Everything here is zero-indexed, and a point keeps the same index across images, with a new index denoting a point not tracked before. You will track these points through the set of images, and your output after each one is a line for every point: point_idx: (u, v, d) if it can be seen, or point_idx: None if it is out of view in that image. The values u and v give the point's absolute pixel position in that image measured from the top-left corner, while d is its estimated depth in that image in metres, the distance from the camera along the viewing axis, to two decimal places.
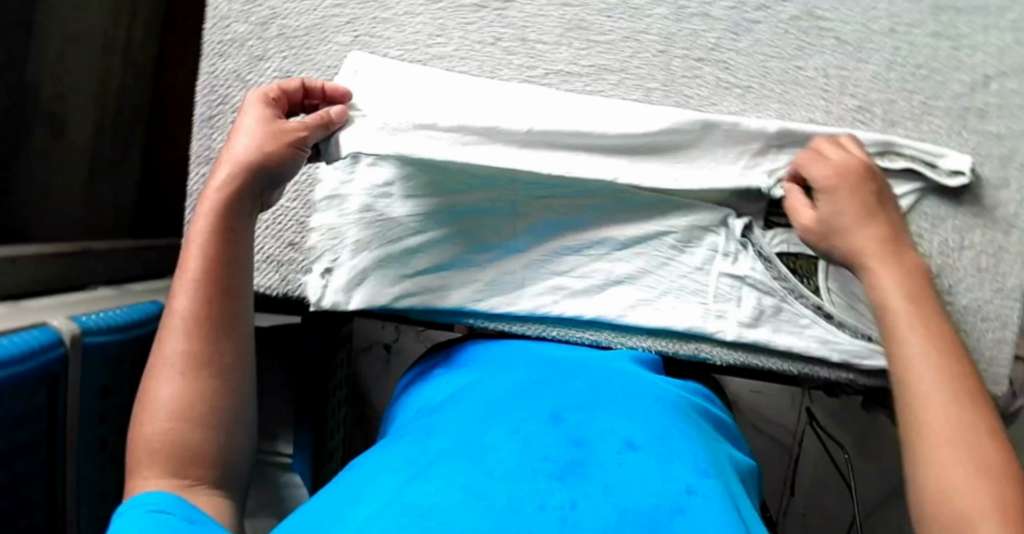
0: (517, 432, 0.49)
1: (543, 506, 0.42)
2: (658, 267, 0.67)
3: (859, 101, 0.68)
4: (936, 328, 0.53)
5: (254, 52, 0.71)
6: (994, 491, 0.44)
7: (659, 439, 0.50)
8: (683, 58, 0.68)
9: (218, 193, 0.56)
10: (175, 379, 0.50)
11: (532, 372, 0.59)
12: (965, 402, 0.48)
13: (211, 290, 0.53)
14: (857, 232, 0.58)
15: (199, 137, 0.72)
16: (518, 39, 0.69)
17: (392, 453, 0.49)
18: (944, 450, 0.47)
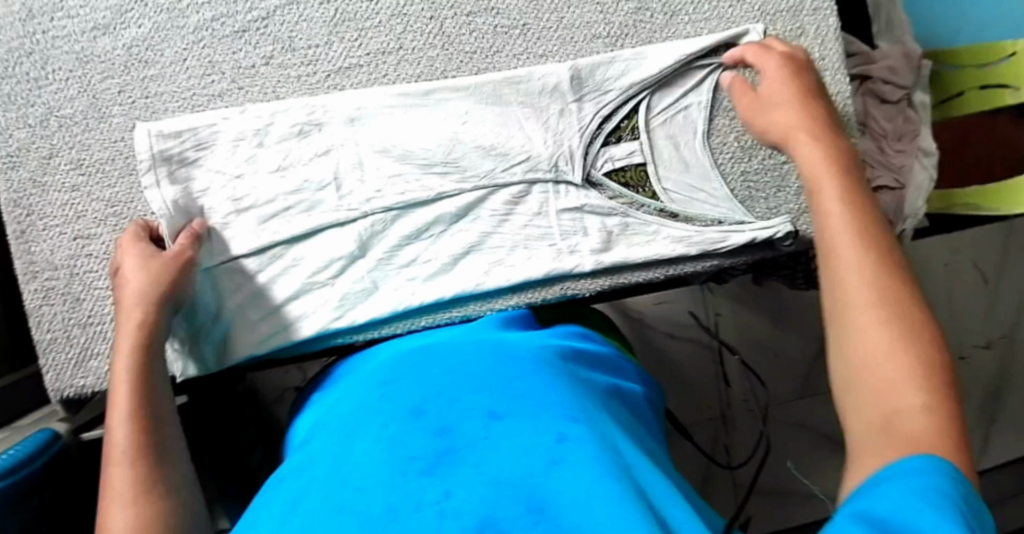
0: (377, 440, 0.44)
1: (418, 507, 0.38)
2: (499, 227, 0.67)
3: (635, 2, 0.68)
4: (846, 180, 0.48)
5: (41, 152, 0.69)
6: (920, 355, 0.39)
7: (521, 397, 0.46)
8: (454, 17, 0.67)
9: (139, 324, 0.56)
10: (126, 510, 0.47)
11: (388, 372, 0.54)
12: (880, 261, 0.43)
13: (150, 419, 0.52)
14: (782, 110, 0.57)
15: (17, 254, 0.69)
16: (289, 51, 0.67)
17: (256, 512, 0.44)
18: (863, 318, 0.41)
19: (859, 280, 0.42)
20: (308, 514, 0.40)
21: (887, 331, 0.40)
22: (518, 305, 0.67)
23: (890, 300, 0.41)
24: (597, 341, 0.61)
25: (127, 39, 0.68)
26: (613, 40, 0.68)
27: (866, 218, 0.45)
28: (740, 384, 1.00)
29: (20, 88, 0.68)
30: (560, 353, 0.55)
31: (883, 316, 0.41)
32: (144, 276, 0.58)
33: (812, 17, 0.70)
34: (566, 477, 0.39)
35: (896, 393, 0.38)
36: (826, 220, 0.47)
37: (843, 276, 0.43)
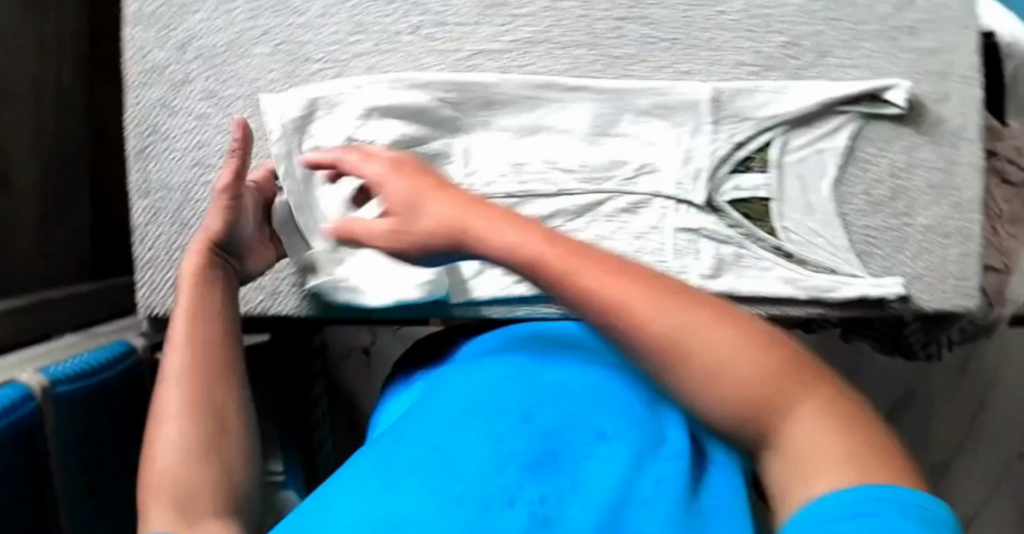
0: (487, 426, 0.45)
1: (511, 504, 0.38)
2: (613, 232, 0.67)
3: (788, 36, 0.67)
4: (593, 252, 0.39)
5: (176, 77, 0.70)
6: (807, 393, 0.32)
7: (637, 422, 0.44)
8: (605, 19, 0.67)
9: (194, 278, 0.54)
10: (180, 422, 0.45)
11: (504, 363, 0.54)
12: (719, 317, 0.35)
13: (198, 334, 0.50)
14: (426, 204, 0.47)
15: (135, 171, 0.71)
16: (438, 24, 0.68)
17: (355, 464, 0.45)
18: (721, 361, 0.33)
19: (709, 331, 0.34)
20: (418, 474, 0.40)
21: (763, 356, 0.33)
22: None
23: (753, 346, 0.33)
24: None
25: None
26: (759, 71, 0.67)
27: (618, 260, 0.38)
28: None
29: (169, 12, 0.70)
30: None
31: (756, 348, 0.33)
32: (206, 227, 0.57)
33: (960, 84, 0.69)
34: (675, 513, 0.39)
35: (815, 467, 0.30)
36: (630, 279, 0.37)
37: (689, 334, 0.34)
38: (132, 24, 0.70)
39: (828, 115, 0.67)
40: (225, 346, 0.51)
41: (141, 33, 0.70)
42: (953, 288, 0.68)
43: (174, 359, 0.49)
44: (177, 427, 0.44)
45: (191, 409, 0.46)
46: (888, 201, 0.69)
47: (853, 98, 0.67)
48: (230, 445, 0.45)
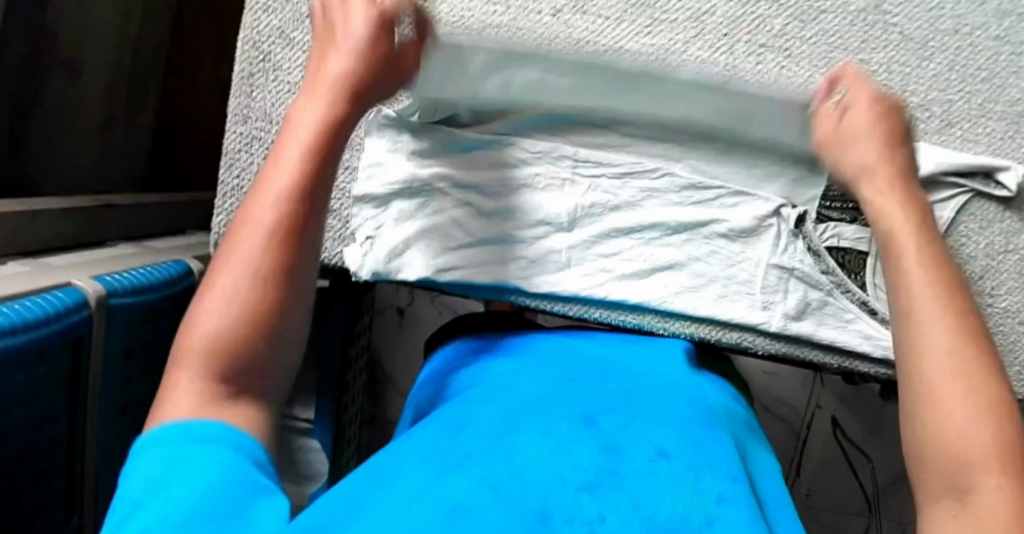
0: (552, 432, 0.48)
1: (571, 518, 0.41)
2: (706, 255, 0.67)
3: (920, 99, 0.68)
4: (965, 317, 0.46)
5: (300, 9, 0.69)
6: (992, 426, 0.41)
7: (691, 446, 0.49)
8: (747, 43, 0.67)
9: (310, 121, 0.50)
10: (240, 274, 0.44)
11: (566, 373, 0.58)
12: (975, 345, 0.45)
13: (302, 192, 0.47)
14: (856, 147, 0.57)
15: (237, 94, 0.69)
16: (579, 11, 0.67)
17: (417, 447, 0.48)
18: (939, 368, 0.44)
19: (939, 351, 0.44)
20: (473, 470, 0.44)
21: (971, 366, 0.44)
22: (691, 334, 0.68)
23: (975, 362, 0.44)
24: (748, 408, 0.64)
25: None
26: None
27: (958, 297, 0.47)
28: (810, 480, 1.01)
29: None
30: (728, 417, 0.58)
31: (979, 386, 0.43)
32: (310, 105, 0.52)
33: None
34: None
35: (983, 465, 0.40)
36: (907, 300, 0.48)
37: (929, 347, 0.45)
38: None
39: (938, 184, 0.68)
40: (298, 202, 0.46)
41: None
42: (1018, 377, 0.69)
43: (259, 219, 0.46)
44: (233, 279, 0.43)
45: (253, 273, 0.44)
46: (976, 279, 0.69)
47: (969, 168, 0.67)
48: (275, 324, 0.44)
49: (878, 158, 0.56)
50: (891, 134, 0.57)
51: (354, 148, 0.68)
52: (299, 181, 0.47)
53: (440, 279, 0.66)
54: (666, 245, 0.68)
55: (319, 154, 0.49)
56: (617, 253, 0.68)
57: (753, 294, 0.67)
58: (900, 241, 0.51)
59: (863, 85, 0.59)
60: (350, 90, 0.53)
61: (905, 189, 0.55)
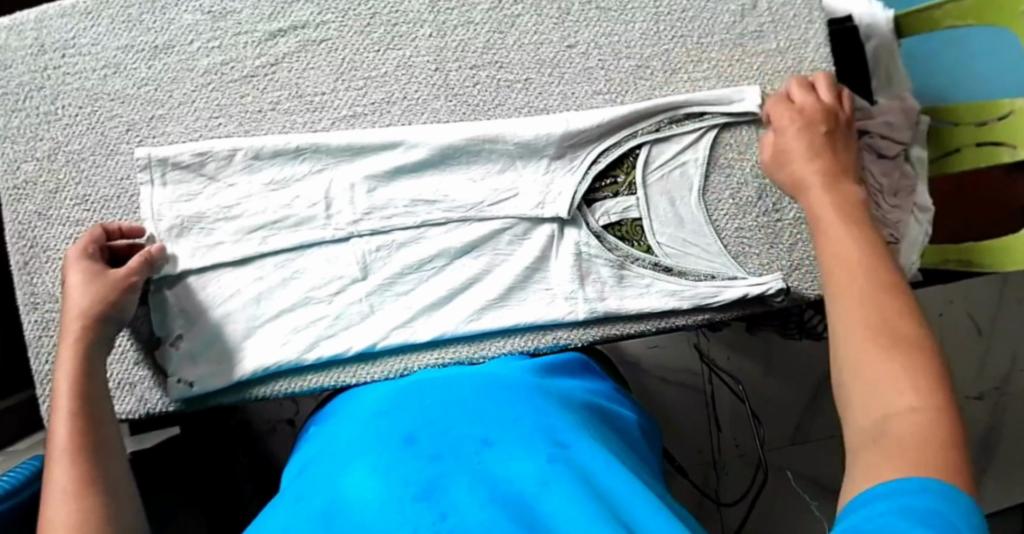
0: (380, 460, 0.52)
1: (415, 530, 0.45)
2: (500, 265, 0.68)
3: (636, 60, 0.69)
4: (874, 272, 0.47)
5: (48, 186, 0.70)
6: (906, 361, 0.41)
7: (509, 422, 0.54)
8: (458, 69, 0.68)
9: (74, 364, 0.56)
10: (68, 504, 0.50)
11: (382, 397, 0.62)
12: (894, 293, 0.45)
13: (91, 430, 0.54)
14: (805, 158, 0.60)
15: (21, 287, 0.70)
16: (295, 97, 0.68)
17: (266, 522, 0.49)
18: (848, 319, 0.45)
19: (857, 326, 0.44)
20: (316, 497, 0.50)
21: (902, 331, 0.43)
22: (507, 349, 0.68)
23: (894, 321, 0.43)
24: (596, 375, 0.67)
25: (139, 79, 0.69)
26: (614, 97, 0.69)
27: (868, 256, 0.48)
28: (730, 426, 1.01)
29: (32, 122, 0.69)
30: (565, 391, 0.61)
31: (888, 360, 0.42)
32: (91, 298, 0.59)
33: (807, 78, 0.72)
34: (556, 499, 0.47)
35: (898, 392, 0.40)
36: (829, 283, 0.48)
37: (874, 277, 0.46)
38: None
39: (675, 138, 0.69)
40: (102, 466, 0.53)
41: (9, 146, 0.69)
42: None
43: (60, 487, 0.51)
44: (64, 499, 0.50)
45: (77, 461, 0.52)
46: (756, 201, 0.71)
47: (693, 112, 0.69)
48: (114, 510, 0.51)
49: (813, 164, 0.59)
50: (818, 141, 0.61)
51: None
52: (76, 387, 0.55)
53: (259, 372, 0.66)
54: (457, 270, 0.68)
55: (88, 363, 0.57)
56: (418, 285, 0.68)
57: (556, 292, 0.68)
58: (832, 222, 0.52)
59: (795, 122, 0.63)
60: (98, 306, 0.59)
61: (840, 171, 0.58)
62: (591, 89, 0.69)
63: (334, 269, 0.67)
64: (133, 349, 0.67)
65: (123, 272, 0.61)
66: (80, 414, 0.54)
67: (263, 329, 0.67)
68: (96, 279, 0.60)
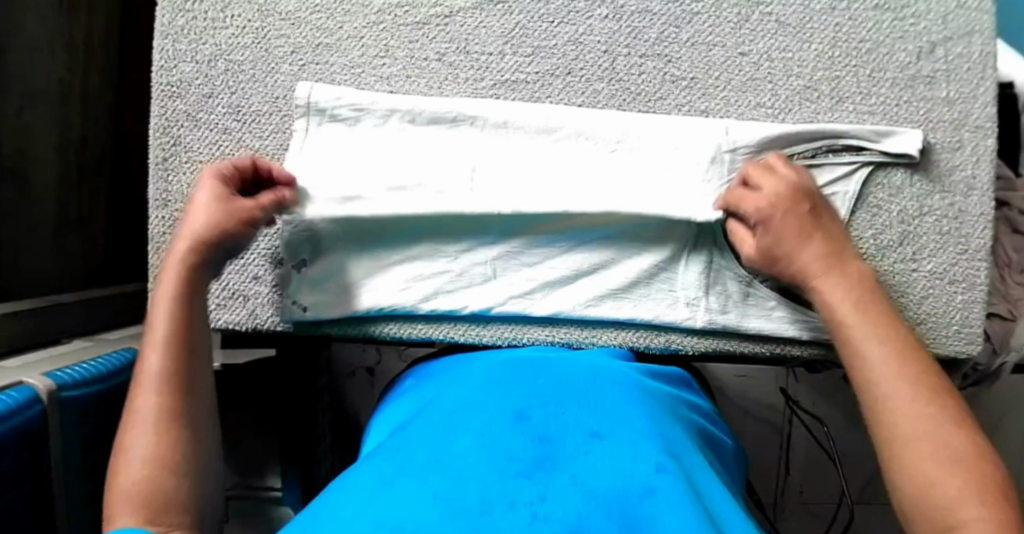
0: (485, 429, 0.48)
1: (513, 504, 0.42)
2: (629, 257, 0.67)
3: (805, 81, 0.68)
4: (920, 378, 0.50)
5: (203, 90, 0.71)
6: (966, 474, 0.45)
7: (621, 421, 0.50)
8: (627, 56, 0.68)
9: (175, 281, 0.56)
10: (148, 428, 0.49)
11: (495, 370, 0.58)
12: (936, 400, 0.49)
13: (183, 353, 0.53)
14: (801, 251, 0.58)
15: (154, 181, 0.71)
16: (461, 52, 0.68)
17: (366, 470, 0.47)
18: (907, 425, 0.48)
19: (909, 433, 0.48)
20: (418, 449, 0.47)
21: (950, 441, 0.47)
22: (618, 341, 0.67)
23: (941, 431, 0.47)
24: (696, 392, 0.64)
25: (313, 4, 0.70)
26: (776, 113, 0.68)
27: (902, 359, 0.51)
28: (800, 472, 1.00)
29: (197, 25, 0.71)
30: (675, 403, 0.58)
31: (947, 467, 0.46)
32: (211, 226, 0.58)
33: (972, 134, 0.70)
34: (663, 512, 0.42)
35: (962, 507, 0.44)
36: (873, 388, 0.51)
37: (907, 390, 0.50)
38: (163, 36, 0.71)
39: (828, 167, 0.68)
40: (189, 394, 0.52)
41: (171, 44, 0.71)
42: (957, 334, 0.69)
43: (145, 408, 0.50)
44: (147, 428, 0.49)
45: (165, 385, 0.51)
46: (896, 246, 0.69)
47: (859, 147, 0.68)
48: (190, 448, 0.50)
49: (813, 257, 0.58)
50: (808, 227, 0.59)
51: None
52: (178, 305, 0.55)
53: (374, 310, 0.66)
54: (587, 251, 0.67)
55: (190, 287, 0.56)
56: (545, 260, 0.67)
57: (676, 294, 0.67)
58: (858, 326, 0.54)
59: (759, 210, 0.60)
60: (214, 234, 0.58)
61: (842, 258, 0.58)
62: (754, 101, 0.68)
63: (468, 227, 0.67)
64: (255, 265, 0.68)
65: (250, 205, 0.60)
66: (176, 340, 0.53)
67: (386, 270, 0.67)
68: (225, 204, 0.59)
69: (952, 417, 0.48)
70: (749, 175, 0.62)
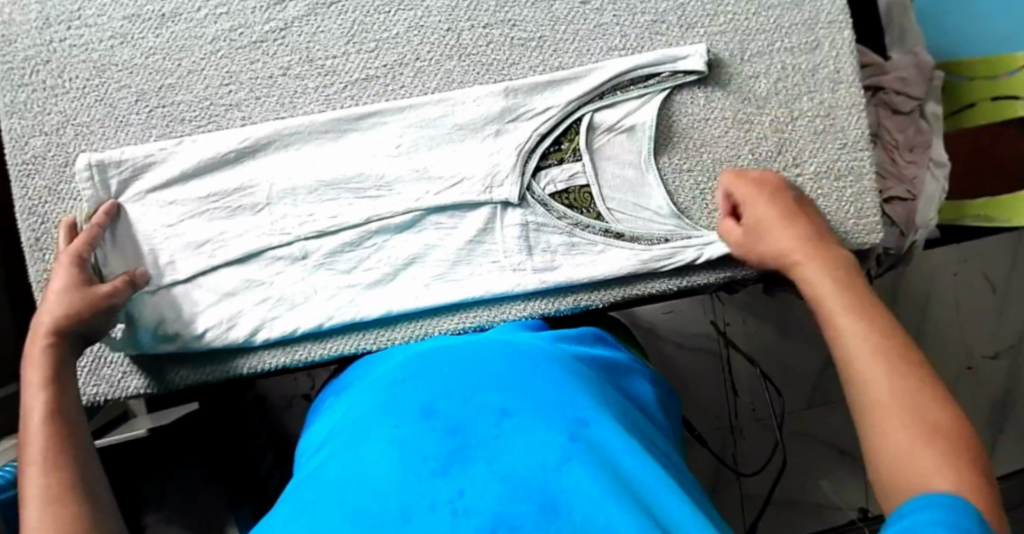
0: (395, 433, 0.48)
1: (432, 506, 0.41)
2: (511, 224, 0.67)
3: (651, 15, 0.68)
4: (885, 338, 0.46)
5: (58, 161, 0.68)
6: (943, 446, 0.40)
7: (529, 393, 0.49)
8: (471, 29, 0.67)
9: (45, 359, 0.53)
10: (40, 510, 0.45)
11: (404, 366, 0.57)
12: (904, 368, 0.43)
13: (65, 426, 0.50)
14: (778, 231, 0.57)
15: (33, 264, 0.68)
16: (306, 62, 0.67)
17: (288, 504, 0.46)
18: (877, 389, 0.43)
19: (881, 401, 0.43)
20: (334, 470, 0.46)
21: (930, 410, 0.41)
22: (526, 313, 0.67)
23: (919, 396, 0.42)
24: (611, 346, 0.63)
25: (147, 48, 0.68)
26: (630, 52, 0.68)
27: (882, 329, 0.46)
28: (748, 392, 1.02)
29: (38, 97, 0.68)
30: (587, 360, 0.57)
31: (919, 434, 0.40)
32: (67, 299, 0.56)
33: (826, 30, 0.71)
34: (575, 478, 0.42)
35: (937, 475, 0.38)
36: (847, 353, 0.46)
37: (872, 352, 0.45)
38: (5, 115, 0.68)
39: (668, 96, 0.69)
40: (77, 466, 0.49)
41: (16, 122, 0.68)
42: (855, 228, 0.70)
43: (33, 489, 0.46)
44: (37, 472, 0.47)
45: (49, 464, 0.48)
46: (776, 155, 0.70)
47: (687, 71, 0.68)
48: (82, 481, 0.48)
49: (788, 236, 0.56)
50: (789, 209, 0.59)
51: None
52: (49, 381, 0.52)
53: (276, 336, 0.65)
54: (472, 220, 0.67)
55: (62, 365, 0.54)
56: (430, 249, 0.67)
57: (578, 242, 0.67)
58: (828, 294, 0.50)
59: (753, 191, 0.62)
60: (78, 305, 0.56)
61: (820, 241, 0.55)
62: (606, 46, 0.68)
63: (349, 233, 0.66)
64: None
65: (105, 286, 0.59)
66: (59, 416, 0.51)
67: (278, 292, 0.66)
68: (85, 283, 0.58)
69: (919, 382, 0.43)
70: (740, 184, 0.64)
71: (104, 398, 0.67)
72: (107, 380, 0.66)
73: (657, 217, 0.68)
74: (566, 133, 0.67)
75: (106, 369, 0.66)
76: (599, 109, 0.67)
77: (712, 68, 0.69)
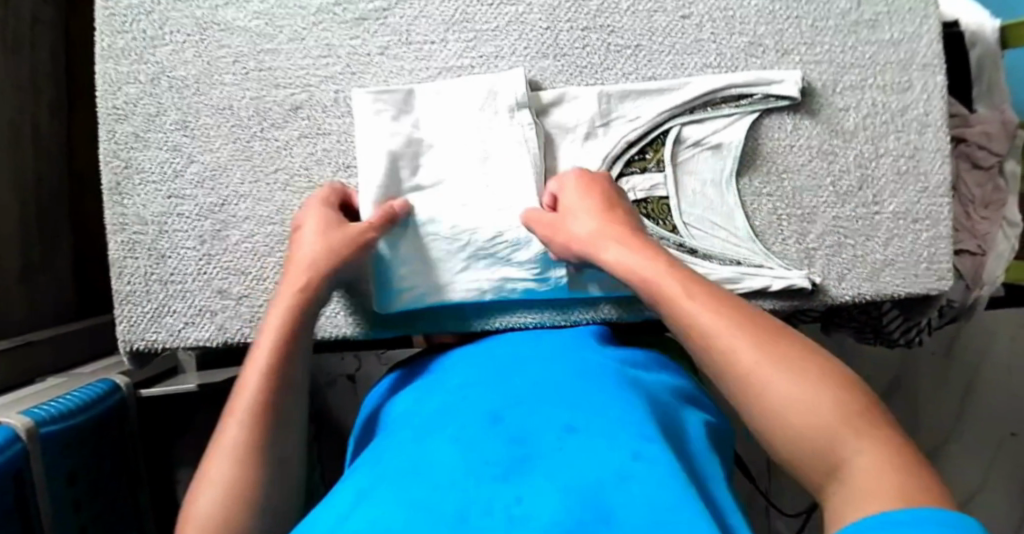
0: (457, 435, 0.46)
1: (488, 510, 0.40)
2: None
3: (749, 37, 0.68)
4: (758, 322, 0.46)
5: (149, 109, 0.70)
6: (860, 429, 0.40)
7: (597, 413, 0.47)
8: (569, 30, 0.68)
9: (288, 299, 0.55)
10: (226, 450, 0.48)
11: (473, 376, 0.56)
12: (784, 349, 0.44)
13: (278, 365, 0.52)
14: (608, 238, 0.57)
15: (110, 206, 0.69)
16: (404, 43, 0.68)
17: (343, 493, 0.45)
18: (774, 380, 0.43)
19: (780, 380, 0.42)
20: (387, 465, 0.45)
21: (818, 407, 0.41)
22: (589, 317, 0.67)
23: (820, 379, 0.42)
24: (674, 372, 0.61)
25: (250, 11, 0.69)
26: (723, 71, 0.68)
27: (751, 317, 0.46)
28: None
29: (137, 45, 0.70)
30: (653, 385, 0.55)
31: (819, 403, 0.41)
32: (318, 250, 0.58)
33: (921, 73, 0.70)
34: (635, 496, 0.40)
35: (840, 443, 0.39)
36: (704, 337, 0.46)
37: (724, 337, 0.45)
38: (103, 60, 0.69)
39: (757, 119, 0.68)
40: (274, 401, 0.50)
41: (113, 68, 0.70)
42: (926, 272, 0.69)
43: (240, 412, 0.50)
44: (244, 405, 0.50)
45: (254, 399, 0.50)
46: (856, 191, 0.69)
47: (779, 96, 0.68)
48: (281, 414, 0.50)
49: (610, 226, 0.58)
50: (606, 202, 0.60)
51: (230, 225, 0.69)
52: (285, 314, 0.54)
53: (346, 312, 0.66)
54: None
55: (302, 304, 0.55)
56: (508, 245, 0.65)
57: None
58: (671, 286, 0.50)
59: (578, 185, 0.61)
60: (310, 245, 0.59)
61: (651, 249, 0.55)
62: (701, 62, 0.68)
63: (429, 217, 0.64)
64: (217, 279, 0.69)
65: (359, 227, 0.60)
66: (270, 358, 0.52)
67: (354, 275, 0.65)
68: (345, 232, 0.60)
69: (812, 363, 0.43)
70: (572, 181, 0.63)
71: (162, 345, 0.69)
72: (167, 327, 0.69)
73: (731, 238, 0.67)
74: (651, 144, 0.67)
75: (168, 318, 0.69)
76: (688, 123, 0.67)
77: (804, 96, 0.69)
